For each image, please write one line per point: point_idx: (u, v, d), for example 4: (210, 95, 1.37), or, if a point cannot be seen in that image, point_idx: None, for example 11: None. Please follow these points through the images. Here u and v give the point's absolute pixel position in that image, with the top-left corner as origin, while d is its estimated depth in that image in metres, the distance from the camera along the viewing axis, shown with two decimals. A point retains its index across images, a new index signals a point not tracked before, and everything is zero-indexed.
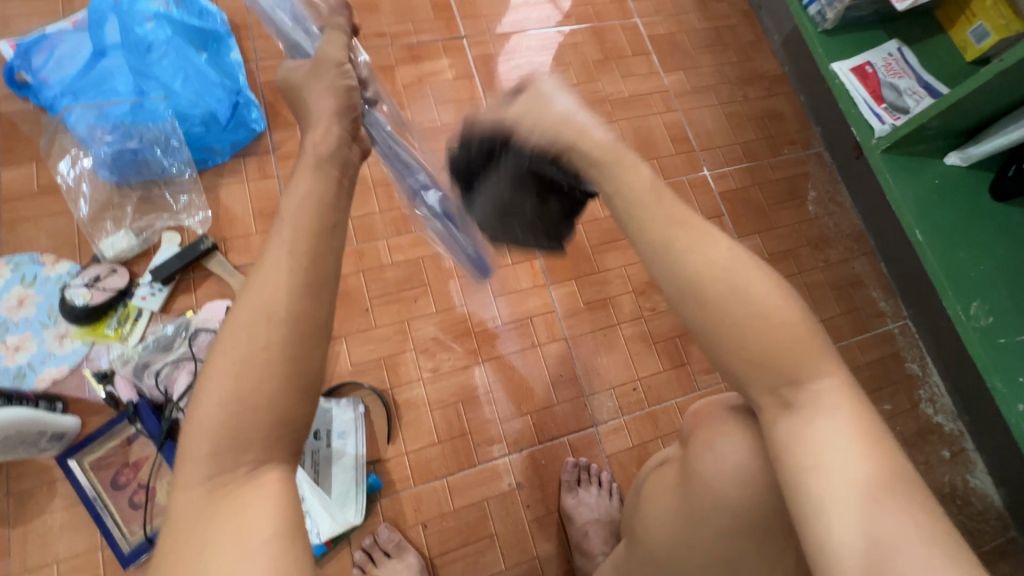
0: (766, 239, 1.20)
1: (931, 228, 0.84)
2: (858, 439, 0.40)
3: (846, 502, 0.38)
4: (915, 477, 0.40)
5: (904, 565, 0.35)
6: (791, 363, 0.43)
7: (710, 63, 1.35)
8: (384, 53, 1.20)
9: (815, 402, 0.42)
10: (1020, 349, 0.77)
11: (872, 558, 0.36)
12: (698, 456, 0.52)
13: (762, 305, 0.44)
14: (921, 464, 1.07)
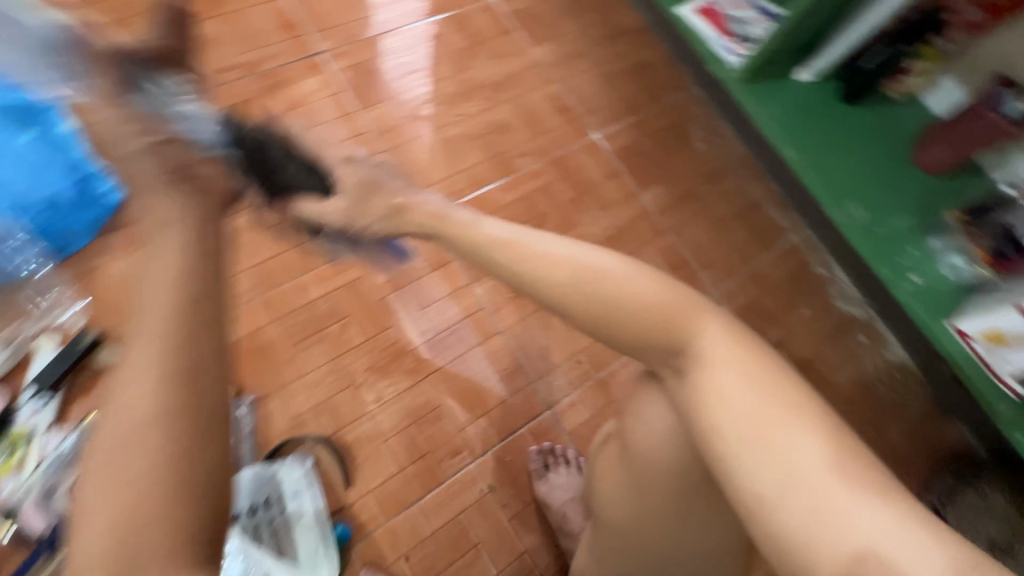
0: (666, 186, 1.24)
1: (799, 145, 0.90)
2: (751, 383, 0.43)
3: (751, 439, 0.40)
4: (813, 403, 0.43)
5: (818, 488, 0.37)
6: (665, 329, 0.48)
7: (573, 28, 1.36)
8: (238, 88, 1.12)
9: (703, 359, 0.46)
10: (895, 235, 0.85)
11: (791, 489, 0.38)
12: (632, 428, 0.56)
13: (624, 288, 0.49)
14: (844, 355, 1.16)
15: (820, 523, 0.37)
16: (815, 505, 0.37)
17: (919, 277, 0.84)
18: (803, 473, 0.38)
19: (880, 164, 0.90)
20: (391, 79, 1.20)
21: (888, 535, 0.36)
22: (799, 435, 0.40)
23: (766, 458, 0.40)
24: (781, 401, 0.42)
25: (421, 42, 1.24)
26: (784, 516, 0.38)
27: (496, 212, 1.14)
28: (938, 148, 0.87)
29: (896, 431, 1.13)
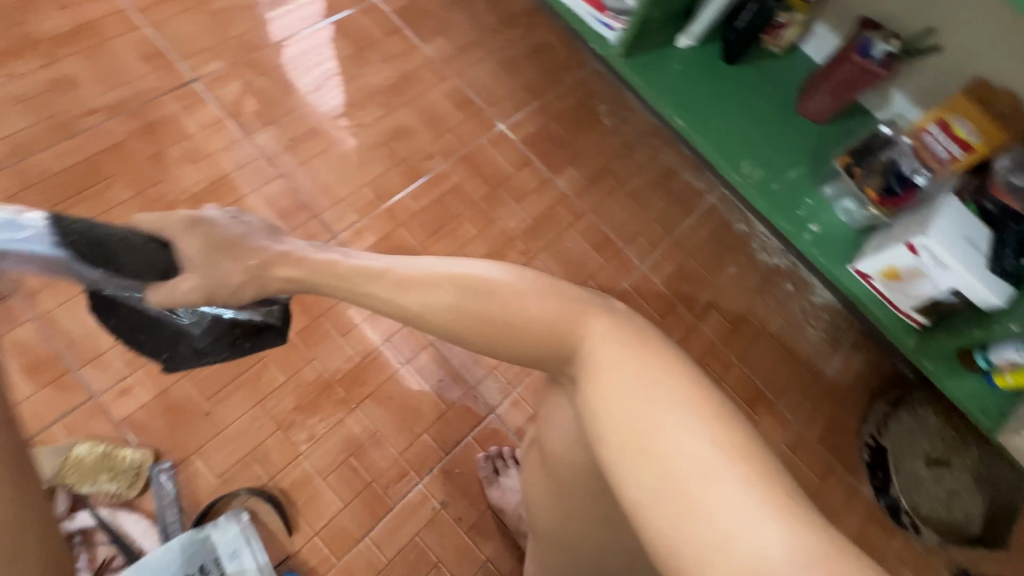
0: (579, 166, 1.23)
1: (688, 112, 0.89)
2: (641, 384, 0.42)
3: (634, 446, 0.40)
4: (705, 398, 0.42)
5: (697, 492, 0.37)
6: (559, 337, 0.48)
7: (463, 19, 1.32)
8: (106, 131, 1.04)
9: (593, 365, 0.45)
10: (791, 187, 0.87)
11: (671, 498, 0.38)
12: (545, 431, 0.56)
13: (515, 301, 0.48)
14: (773, 306, 1.19)
15: (694, 524, 0.37)
16: (689, 506, 0.37)
17: (817, 227, 0.86)
18: (681, 473, 0.38)
19: (769, 119, 0.90)
20: (308, 90, 1.16)
21: (756, 532, 0.36)
22: (678, 433, 0.40)
23: (646, 460, 0.40)
24: (664, 398, 0.41)
25: (322, 45, 1.21)
26: (660, 519, 0.38)
27: (409, 221, 1.10)
28: (820, 97, 0.88)
29: (831, 369, 1.17)
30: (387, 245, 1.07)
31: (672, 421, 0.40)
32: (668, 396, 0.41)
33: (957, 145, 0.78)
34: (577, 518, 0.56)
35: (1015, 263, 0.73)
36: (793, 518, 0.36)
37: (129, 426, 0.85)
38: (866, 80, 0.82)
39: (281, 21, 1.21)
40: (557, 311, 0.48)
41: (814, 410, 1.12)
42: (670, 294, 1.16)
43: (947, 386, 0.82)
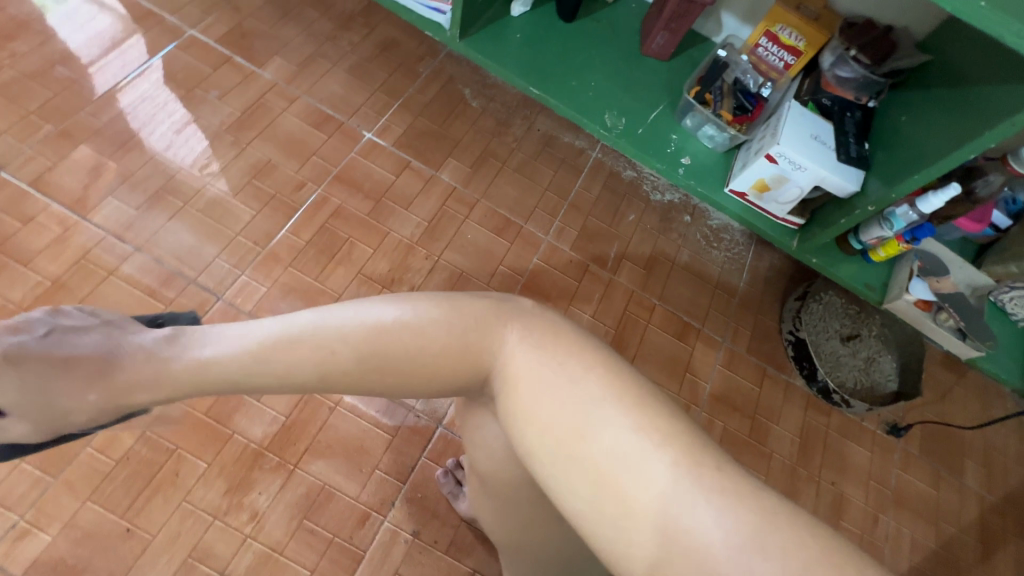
0: (460, 156, 1.20)
1: (540, 79, 0.88)
2: (557, 392, 0.42)
3: (564, 457, 0.41)
4: (621, 391, 0.43)
5: (628, 489, 0.39)
6: (470, 362, 0.46)
7: (296, 32, 1.24)
8: None
9: (510, 379, 0.45)
10: (656, 128, 0.89)
11: (608, 500, 0.39)
12: (477, 445, 0.56)
13: (414, 341, 0.45)
14: (677, 241, 1.24)
15: (631, 519, 0.38)
16: (624, 503, 0.39)
17: (688, 159, 0.89)
18: (610, 476, 0.39)
19: (620, 67, 0.91)
20: (163, 146, 1.05)
21: (688, 513, 0.38)
22: (597, 435, 0.41)
23: (580, 465, 0.40)
24: (587, 399, 0.42)
25: (155, 90, 1.09)
26: (603, 521, 0.39)
27: (298, 258, 1.02)
28: (659, 35, 0.89)
29: (742, 284, 1.24)
30: (281, 291, 0.99)
31: (597, 421, 0.41)
32: (590, 396, 0.42)
33: (787, 52, 0.85)
34: (528, 514, 0.58)
35: (859, 148, 0.79)
36: (717, 490, 0.39)
37: (36, 574, 0.75)
38: (692, 8, 0.84)
39: (103, 72, 1.08)
40: (461, 338, 0.46)
41: (737, 325, 1.19)
42: (581, 257, 1.17)
43: (832, 270, 0.89)
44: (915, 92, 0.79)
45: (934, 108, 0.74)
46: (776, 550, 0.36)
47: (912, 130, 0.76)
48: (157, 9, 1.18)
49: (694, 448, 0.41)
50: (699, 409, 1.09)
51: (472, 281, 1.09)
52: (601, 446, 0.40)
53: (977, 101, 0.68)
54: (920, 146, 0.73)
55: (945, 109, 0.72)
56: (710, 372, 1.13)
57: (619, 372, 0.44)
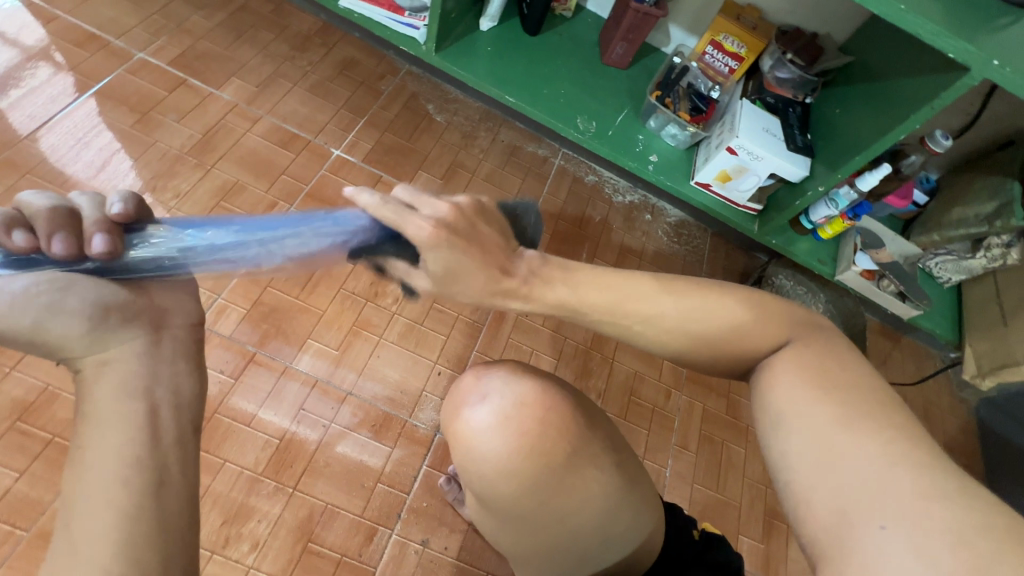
0: (429, 169, 1.22)
1: (513, 88, 0.91)
2: (806, 387, 0.53)
3: (788, 429, 0.52)
4: (863, 397, 0.51)
5: (839, 455, 0.49)
6: (762, 350, 0.57)
7: (253, 54, 1.22)
8: None
9: (773, 375, 0.55)
10: (623, 129, 0.95)
11: (817, 459, 0.50)
12: (471, 463, 0.65)
13: (750, 339, 0.57)
14: (641, 237, 1.31)
15: (836, 476, 0.48)
16: (835, 467, 0.48)
17: (656, 156, 0.95)
18: (825, 444, 0.50)
19: (584, 75, 0.97)
20: (92, 175, 0.99)
21: (886, 479, 0.46)
22: (821, 417, 0.51)
23: (799, 432, 0.51)
24: (819, 394, 0.52)
25: (91, 123, 1.04)
26: (810, 478, 0.49)
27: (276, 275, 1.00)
28: (618, 46, 0.95)
29: (704, 273, 1.32)
30: (261, 312, 0.96)
31: (823, 409, 0.51)
32: (814, 383, 0.53)
33: (731, 59, 0.94)
34: (536, 523, 0.62)
35: (803, 138, 0.90)
36: (911, 465, 0.46)
37: None
38: (647, 20, 0.90)
39: (25, 110, 1.01)
40: (769, 334, 0.57)
41: None
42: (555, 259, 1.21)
43: (789, 254, 0.98)
44: (846, 90, 0.90)
45: (865, 101, 0.85)
46: (982, 538, 0.41)
47: (850, 118, 0.86)
48: (101, 34, 1.14)
49: (892, 430, 0.49)
50: (680, 392, 1.15)
51: None
52: (814, 419, 0.51)
53: (900, 90, 0.78)
54: (857, 131, 0.83)
55: (875, 99, 0.83)
56: None
57: (842, 364, 0.54)
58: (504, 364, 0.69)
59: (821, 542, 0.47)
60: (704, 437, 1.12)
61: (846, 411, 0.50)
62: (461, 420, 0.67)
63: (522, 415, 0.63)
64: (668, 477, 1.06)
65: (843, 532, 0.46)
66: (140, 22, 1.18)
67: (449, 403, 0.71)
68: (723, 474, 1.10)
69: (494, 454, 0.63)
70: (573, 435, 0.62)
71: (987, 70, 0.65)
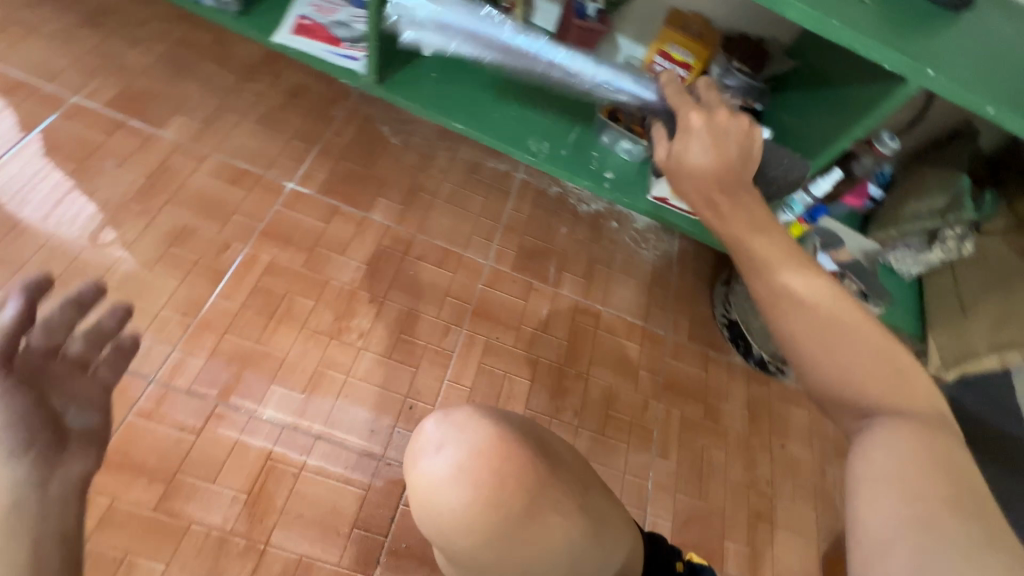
0: (388, 195, 1.19)
1: (460, 113, 0.87)
2: (914, 444, 0.49)
3: (884, 483, 0.48)
4: (966, 478, 0.48)
5: (934, 521, 0.45)
6: (875, 381, 0.54)
7: (195, 89, 1.18)
8: None
9: (884, 419, 0.52)
10: (576, 147, 0.91)
11: (908, 519, 0.46)
12: (429, 517, 0.63)
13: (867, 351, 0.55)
14: (608, 246, 1.30)
15: (927, 540, 0.44)
16: (927, 530, 0.45)
17: (612, 173, 0.90)
18: (925, 506, 0.46)
19: (534, 94, 0.94)
20: (46, 213, 0.97)
21: (978, 556, 0.43)
22: (926, 481, 0.47)
23: (898, 492, 0.47)
24: (925, 455, 0.49)
25: (36, 164, 1.01)
26: (898, 537, 0.45)
27: (234, 320, 0.96)
28: None
29: (673, 278, 1.32)
30: (220, 361, 0.93)
31: (924, 474, 0.48)
32: (925, 450, 0.49)
33: (680, 67, 0.92)
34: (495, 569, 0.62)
35: None
36: (1008, 551, 0.43)
37: None
38: (591, 36, 0.90)
39: None
40: (889, 375, 0.54)
41: (676, 318, 1.27)
42: (523, 276, 1.20)
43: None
44: (795, 92, 0.91)
45: (813, 104, 0.86)
46: None
47: (799, 120, 0.87)
48: (30, 79, 1.08)
49: (989, 518, 0.45)
50: (657, 402, 1.15)
51: (422, 318, 1.08)
52: (919, 486, 0.47)
53: (845, 95, 0.79)
54: (808, 136, 0.84)
55: (821, 103, 0.84)
56: (659, 366, 1.19)
57: (957, 446, 0.50)
58: (461, 411, 0.67)
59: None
60: (684, 445, 1.12)
61: (956, 490, 0.47)
62: (420, 469, 0.65)
63: (476, 467, 0.61)
64: (651, 489, 1.06)
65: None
66: (71, 64, 1.13)
67: (410, 452, 0.69)
68: (706, 481, 1.10)
69: (455, 507, 0.61)
70: (528, 488, 0.60)
71: (920, 79, 0.65)
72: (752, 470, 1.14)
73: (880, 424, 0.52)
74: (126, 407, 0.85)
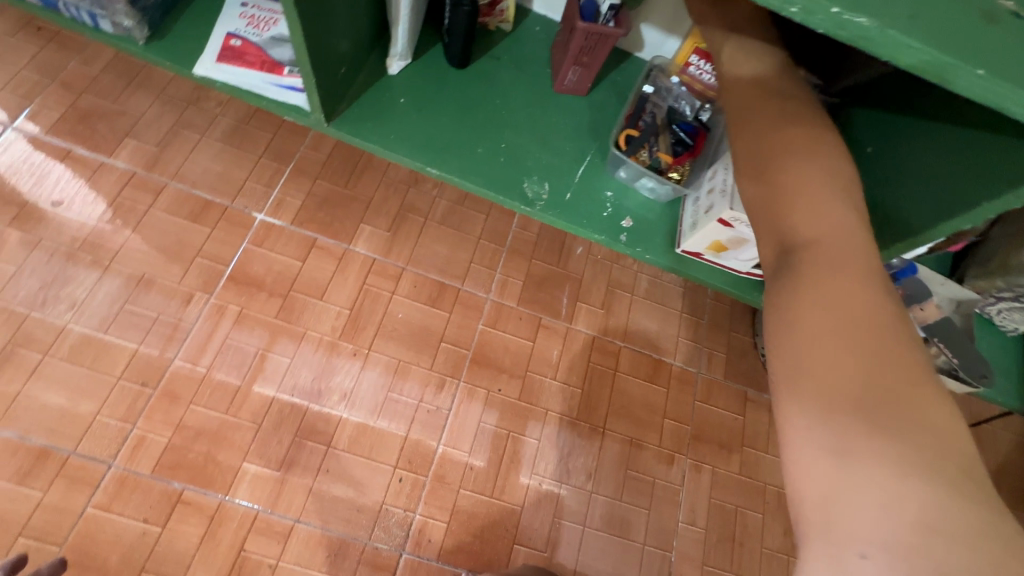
0: (373, 220, 1.03)
1: (436, 154, 0.69)
2: (838, 323, 0.38)
3: (800, 373, 0.37)
4: (892, 363, 0.36)
5: (852, 431, 0.34)
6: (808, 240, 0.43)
7: (148, 102, 1.02)
8: None
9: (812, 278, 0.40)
10: (584, 184, 0.72)
11: (827, 431, 0.34)
12: None
13: (808, 208, 0.44)
14: (633, 267, 1.12)
15: (842, 458, 0.33)
16: (842, 446, 0.34)
17: (630, 220, 0.72)
18: (842, 407, 0.35)
19: (532, 114, 0.74)
20: (59, 206, 0.93)
21: (898, 480, 0.32)
22: (845, 374, 0.36)
23: (814, 395, 0.36)
24: (849, 337, 0.37)
25: (35, 152, 0.95)
26: (813, 462, 0.34)
27: (200, 390, 0.87)
28: (570, 71, 0.73)
29: (709, 300, 1.13)
30: (187, 437, 0.84)
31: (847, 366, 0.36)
32: (850, 339, 0.37)
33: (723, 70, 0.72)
34: None
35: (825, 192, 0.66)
36: (935, 472, 0.32)
37: None
38: (602, 41, 0.69)
39: None
40: (824, 231, 0.43)
41: (710, 350, 1.10)
42: (531, 311, 1.04)
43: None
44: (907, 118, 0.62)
45: (938, 146, 0.57)
46: None
47: (919, 163, 0.59)
48: None
49: (913, 417, 0.34)
50: (684, 455, 1.01)
51: (412, 370, 0.95)
52: (837, 391, 0.35)
53: (999, 143, 0.51)
54: (933, 195, 0.57)
55: (958, 142, 0.55)
56: (688, 412, 1.04)
57: (898, 323, 0.38)
58: None
59: (801, 527, 0.34)
60: (714, 505, 0.98)
61: (877, 392, 0.35)
62: None
63: None
64: (674, 559, 0.94)
65: (828, 528, 0.33)
66: (7, 83, 0.99)
67: None
68: (738, 547, 0.97)
69: None
70: None
71: None
72: (792, 533, 1.00)
73: (801, 297, 0.40)
74: (88, 498, 0.78)
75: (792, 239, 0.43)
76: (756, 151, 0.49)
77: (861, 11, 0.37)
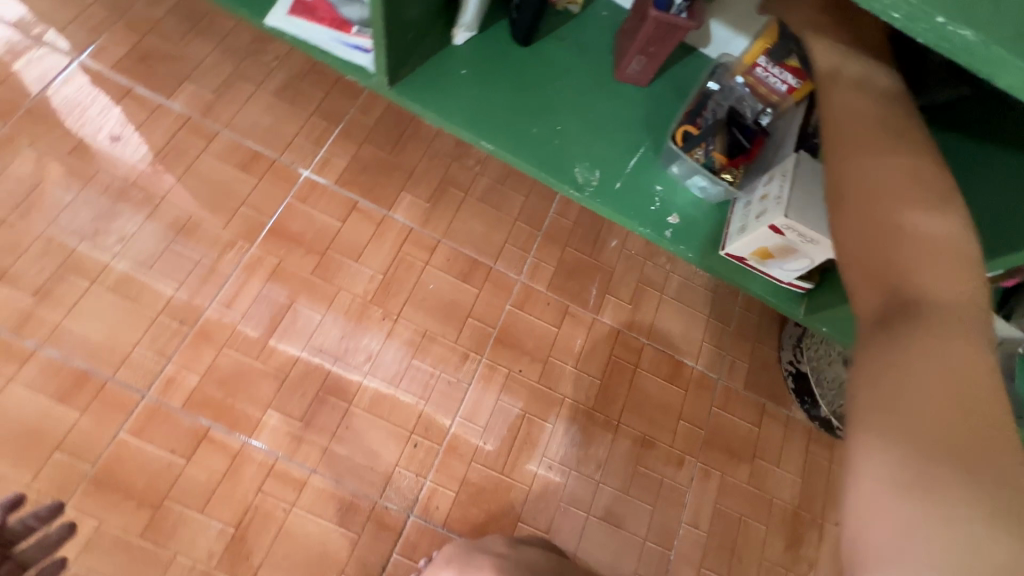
0: (414, 190, 1.04)
1: (492, 129, 0.69)
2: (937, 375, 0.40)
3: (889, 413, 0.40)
4: (989, 424, 0.38)
5: (935, 474, 0.36)
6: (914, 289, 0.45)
7: (209, 49, 1.04)
8: None
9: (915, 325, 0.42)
10: (635, 176, 0.72)
11: (907, 467, 0.37)
12: None
13: (920, 256, 0.46)
14: (666, 267, 1.11)
15: (920, 495, 0.36)
16: (922, 484, 0.36)
17: (676, 217, 0.72)
18: (928, 449, 0.37)
19: (590, 100, 0.74)
20: (105, 144, 0.95)
21: (974, 530, 0.34)
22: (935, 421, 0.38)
23: (904, 436, 0.38)
24: (945, 390, 0.39)
25: (92, 92, 0.97)
26: (889, 494, 0.37)
27: (234, 336, 0.89)
28: (633, 61, 0.72)
29: (738, 308, 1.13)
30: (217, 379, 0.87)
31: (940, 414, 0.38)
32: (947, 393, 0.39)
33: (791, 74, 0.70)
34: None
35: None
36: (1012, 533, 0.34)
37: None
38: (671, 33, 0.68)
39: (32, 65, 0.97)
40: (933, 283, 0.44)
41: (732, 358, 1.09)
42: (559, 297, 1.05)
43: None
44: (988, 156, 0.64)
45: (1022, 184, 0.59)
46: None
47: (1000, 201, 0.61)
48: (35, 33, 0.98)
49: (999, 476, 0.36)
50: (695, 458, 1.01)
51: (438, 341, 0.96)
52: (927, 436, 0.38)
53: None
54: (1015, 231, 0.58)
55: None
56: (704, 416, 1.04)
57: (1000, 388, 0.40)
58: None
59: (861, 546, 0.37)
60: (719, 511, 0.99)
61: (966, 444, 0.37)
62: None
63: None
64: (672, 558, 0.95)
65: (893, 553, 0.35)
66: (77, 16, 1.01)
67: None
68: (737, 555, 0.97)
69: None
70: None
71: None
72: (794, 549, 1.00)
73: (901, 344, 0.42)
74: (120, 425, 0.82)
75: (896, 283, 0.46)
76: (867, 184, 0.51)
77: (967, 24, 0.42)
